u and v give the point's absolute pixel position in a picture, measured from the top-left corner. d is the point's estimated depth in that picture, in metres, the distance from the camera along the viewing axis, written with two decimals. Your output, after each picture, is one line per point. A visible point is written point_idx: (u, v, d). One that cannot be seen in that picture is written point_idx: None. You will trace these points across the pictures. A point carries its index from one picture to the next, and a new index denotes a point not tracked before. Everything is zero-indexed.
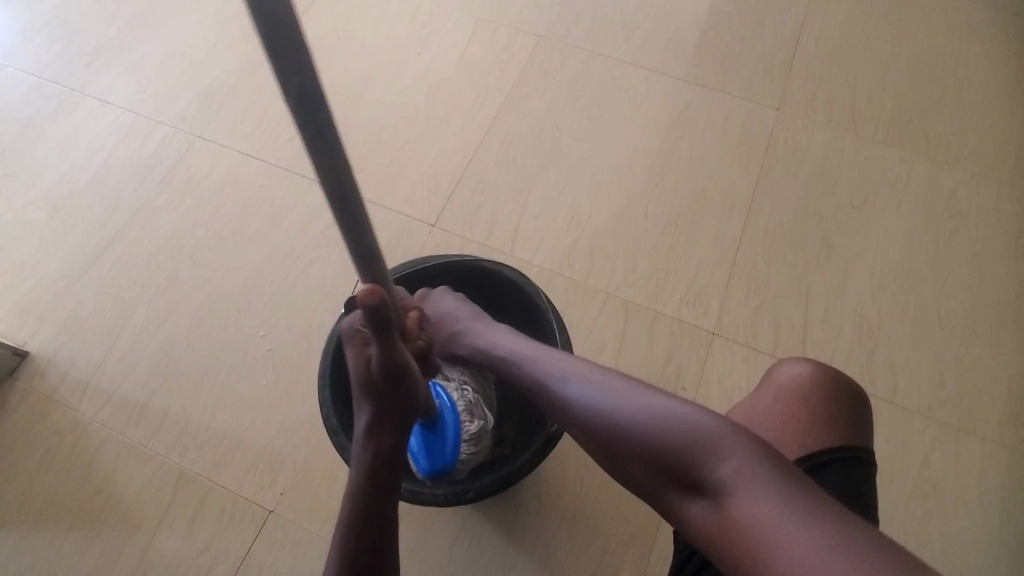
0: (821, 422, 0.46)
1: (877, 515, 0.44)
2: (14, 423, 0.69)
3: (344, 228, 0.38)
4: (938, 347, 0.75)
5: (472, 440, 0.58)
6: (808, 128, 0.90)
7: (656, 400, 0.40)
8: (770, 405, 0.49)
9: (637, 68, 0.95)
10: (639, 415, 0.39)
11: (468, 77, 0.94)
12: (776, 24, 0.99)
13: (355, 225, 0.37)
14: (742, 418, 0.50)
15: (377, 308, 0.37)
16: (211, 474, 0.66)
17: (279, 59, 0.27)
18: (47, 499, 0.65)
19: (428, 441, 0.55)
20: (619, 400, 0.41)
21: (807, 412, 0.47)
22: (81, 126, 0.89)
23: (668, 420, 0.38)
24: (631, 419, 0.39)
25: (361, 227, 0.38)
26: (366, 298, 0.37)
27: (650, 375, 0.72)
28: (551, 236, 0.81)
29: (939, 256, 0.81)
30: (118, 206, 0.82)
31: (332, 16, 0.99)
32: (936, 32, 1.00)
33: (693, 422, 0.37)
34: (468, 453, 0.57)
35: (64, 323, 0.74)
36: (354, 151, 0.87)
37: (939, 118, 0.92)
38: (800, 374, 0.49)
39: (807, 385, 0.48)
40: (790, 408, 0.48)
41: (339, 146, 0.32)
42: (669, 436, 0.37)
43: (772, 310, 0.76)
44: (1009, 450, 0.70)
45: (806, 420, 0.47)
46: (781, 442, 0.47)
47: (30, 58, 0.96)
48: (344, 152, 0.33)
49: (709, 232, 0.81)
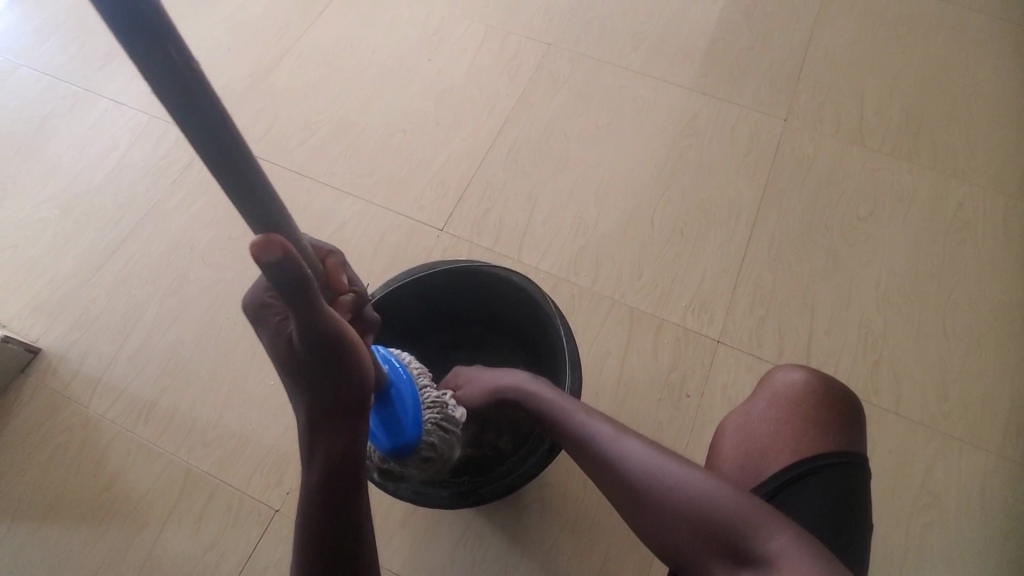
0: (816, 428, 0.47)
1: (871, 518, 0.45)
2: (25, 418, 0.70)
3: (205, 152, 0.25)
4: (942, 359, 0.75)
5: (435, 407, 0.50)
6: (814, 139, 0.90)
7: (690, 472, 0.41)
8: (765, 411, 0.49)
9: (646, 76, 0.96)
10: (676, 487, 0.40)
11: (477, 83, 0.95)
12: (784, 34, 1.00)
13: (222, 145, 0.25)
14: (738, 425, 0.50)
15: (278, 266, 0.24)
16: (218, 473, 0.66)
17: (116, 21, 0.19)
18: (57, 494, 0.66)
19: (382, 413, 0.45)
20: (655, 468, 0.42)
21: (801, 417, 0.47)
22: (96, 126, 0.91)
23: (704, 497, 0.39)
24: (667, 490, 0.41)
25: (232, 147, 0.25)
26: (258, 251, 0.24)
27: (654, 382, 0.73)
28: (558, 243, 0.82)
29: (945, 268, 0.81)
30: (131, 205, 0.83)
31: (345, 22, 1.01)
32: (944, 44, 1.00)
33: (728, 500, 0.39)
34: (433, 424, 0.49)
35: (76, 320, 0.75)
36: (364, 155, 0.88)
37: (946, 130, 0.92)
38: (796, 381, 0.49)
39: (802, 392, 0.49)
40: (785, 414, 0.48)
41: (169, 38, 0.21)
42: (705, 513, 0.39)
43: (777, 320, 0.76)
44: (1014, 463, 0.69)
45: (801, 425, 0.47)
46: (776, 446, 0.47)
47: (46, 59, 0.98)
48: (184, 45, 0.21)
49: (715, 241, 0.82)
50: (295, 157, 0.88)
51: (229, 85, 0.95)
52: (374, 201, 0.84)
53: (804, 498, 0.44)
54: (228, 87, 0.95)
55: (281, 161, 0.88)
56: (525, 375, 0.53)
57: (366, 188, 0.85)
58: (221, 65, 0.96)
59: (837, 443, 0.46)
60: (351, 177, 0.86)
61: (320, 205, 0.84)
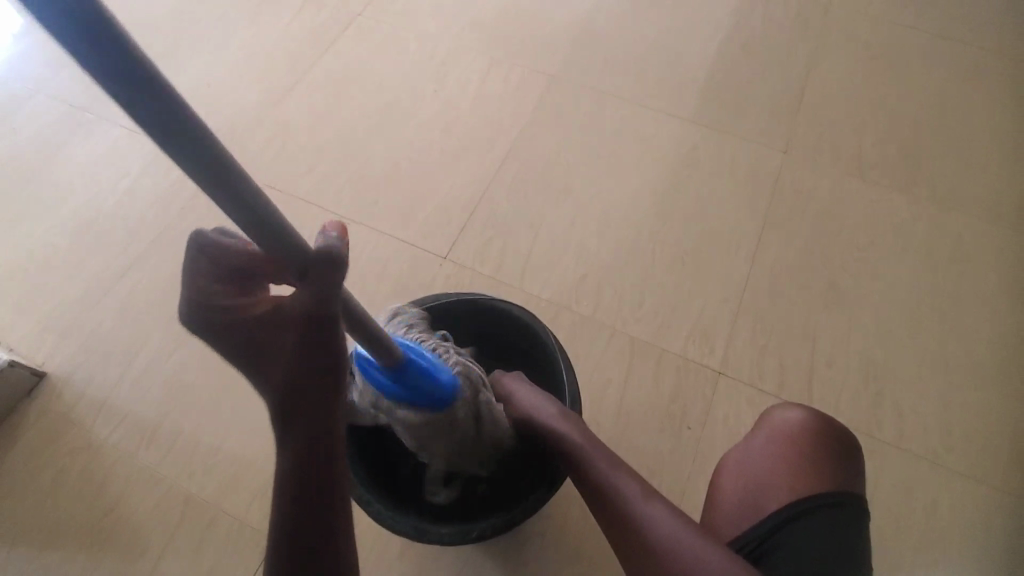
0: (810, 466, 0.47)
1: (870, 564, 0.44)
2: (30, 441, 0.70)
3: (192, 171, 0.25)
4: (943, 392, 0.75)
5: None
6: (813, 171, 0.91)
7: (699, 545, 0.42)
8: (762, 448, 0.50)
9: (647, 108, 0.98)
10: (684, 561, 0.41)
11: (482, 113, 0.97)
12: (783, 68, 1.02)
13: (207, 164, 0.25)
14: (736, 461, 0.51)
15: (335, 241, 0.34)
16: (218, 499, 0.66)
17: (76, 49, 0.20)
18: (57, 519, 0.66)
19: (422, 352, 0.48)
20: (669, 532, 0.43)
21: (796, 455, 0.48)
22: (109, 152, 0.92)
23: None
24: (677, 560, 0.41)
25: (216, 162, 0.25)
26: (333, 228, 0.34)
27: (655, 412, 0.73)
28: (559, 271, 0.82)
29: (945, 300, 0.81)
30: (142, 231, 0.84)
31: (353, 53, 1.03)
32: (941, 79, 1.02)
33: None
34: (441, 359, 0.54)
35: (83, 344, 0.76)
36: (371, 183, 0.90)
37: (944, 163, 0.93)
38: (793, 418, 0.50)
39: (798, 429, 0.49)
40: (780, 451, 0.48)
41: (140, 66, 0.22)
42: None
43: (778, 350, 0.77)
44: (1018, 498, 0.69)
45: (796, 464, 0.47)
46: (771, 484, 0.47)
47: (62, 87, 1.00)
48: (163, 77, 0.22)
49: (716, 271, 0.82)
50: (304, 185, 0.90)
51: (241, 115, 0.97)
52: (379, 228, 0.86)
53: (796, 540, 0.43)
54: (240, 116, 0.97)
55: (289, 188, 0.90)
56: (552, 411, 0.53)
57: (372, 215, 0.87)
58: (233, 95, 0.99)
59: (832, 481, 0.46)
60: (357, 205, 0.88)
61: None
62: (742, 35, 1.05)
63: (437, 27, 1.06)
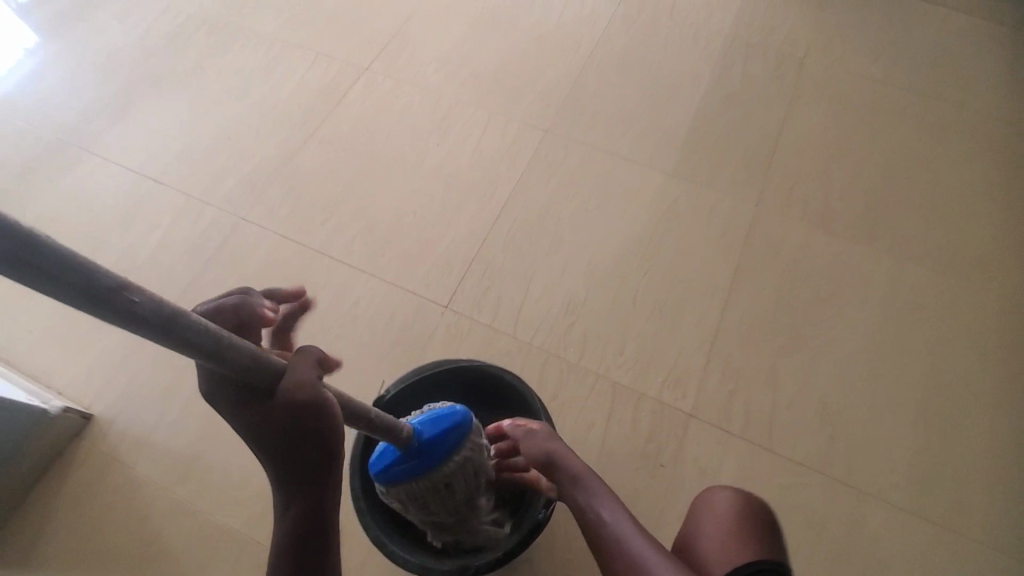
0: (751, 538, 0.56)
1: None
2: (81, 477, 0.80)
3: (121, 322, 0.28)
4: (891, 433, 0.84)
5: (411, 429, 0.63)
6: (783, 223, 1.00)
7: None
8: (713, 526, 0.58)
9: (633, 162, 1.06)
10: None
11: (481, 167, 1.05)
12: (759, 123, 1.10)
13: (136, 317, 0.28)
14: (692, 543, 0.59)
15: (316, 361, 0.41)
16: (247, 530, 0.76)
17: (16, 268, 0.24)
18: (108, 547, 0.76)
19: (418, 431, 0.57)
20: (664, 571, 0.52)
21: (739, 529, 0.57)
22: (139, 204, 1.01)
23: None
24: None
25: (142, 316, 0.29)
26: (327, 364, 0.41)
27: (633, 451, 0.82)
28: (550, 319, 0.91)
29: (898, 347, 0.90)
30: (173, 281, 0.94)
31: (363, 108, 1.12)
32: (903, 134, 1.10)
33: None
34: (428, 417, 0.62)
35: (124, 388, 0.85)
36: (379, 234, 0.98)
37: (903, 216, 1.01)
38: (731, 500, 0.60)
39: (736, 508, 0.59)
40: (727, 527, 0.57)
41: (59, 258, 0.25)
42: None
43: (745, 395, 0.85)
44: (952, 531, 0.78)
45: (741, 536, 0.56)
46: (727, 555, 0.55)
47: (96, 141, 1.09)
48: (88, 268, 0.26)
49: (691, 319, 0.91)
50: (317, 235, 0.98)
51: (259, 167, 1.05)
52: (386, 277, 0.94)
53: None
54: (258, 168, 1.05)
55: (304, 238, 0.98)
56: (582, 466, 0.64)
57: (380, 265, 0.95)
58: (252, 149, 1.07)
59: (771, 548, 0.55)
60: (366, 255, 0.96)
61: (340, 282, 0.94)
62: (721, 92, 1.14)
63: (440, 83, 1.14)
